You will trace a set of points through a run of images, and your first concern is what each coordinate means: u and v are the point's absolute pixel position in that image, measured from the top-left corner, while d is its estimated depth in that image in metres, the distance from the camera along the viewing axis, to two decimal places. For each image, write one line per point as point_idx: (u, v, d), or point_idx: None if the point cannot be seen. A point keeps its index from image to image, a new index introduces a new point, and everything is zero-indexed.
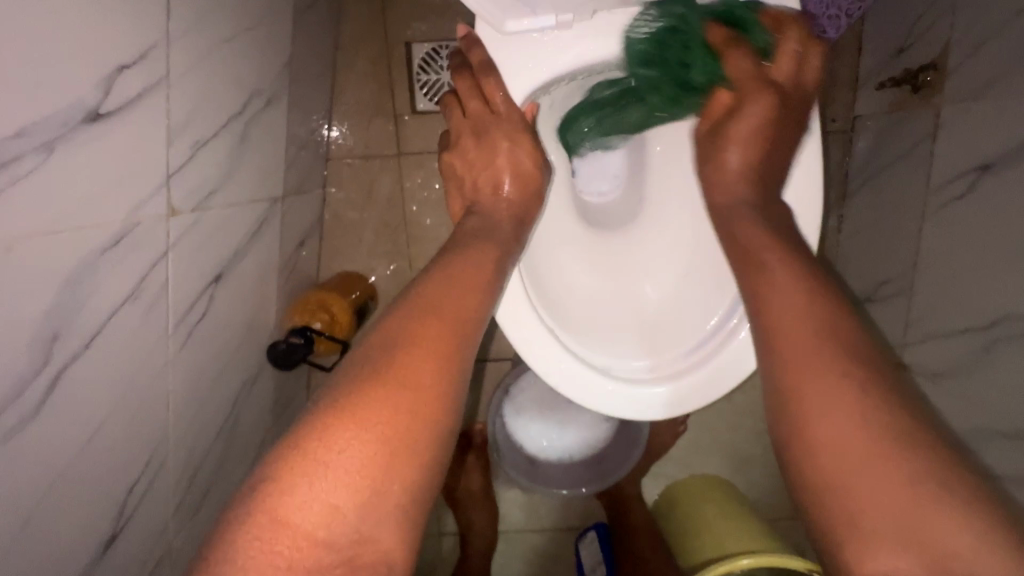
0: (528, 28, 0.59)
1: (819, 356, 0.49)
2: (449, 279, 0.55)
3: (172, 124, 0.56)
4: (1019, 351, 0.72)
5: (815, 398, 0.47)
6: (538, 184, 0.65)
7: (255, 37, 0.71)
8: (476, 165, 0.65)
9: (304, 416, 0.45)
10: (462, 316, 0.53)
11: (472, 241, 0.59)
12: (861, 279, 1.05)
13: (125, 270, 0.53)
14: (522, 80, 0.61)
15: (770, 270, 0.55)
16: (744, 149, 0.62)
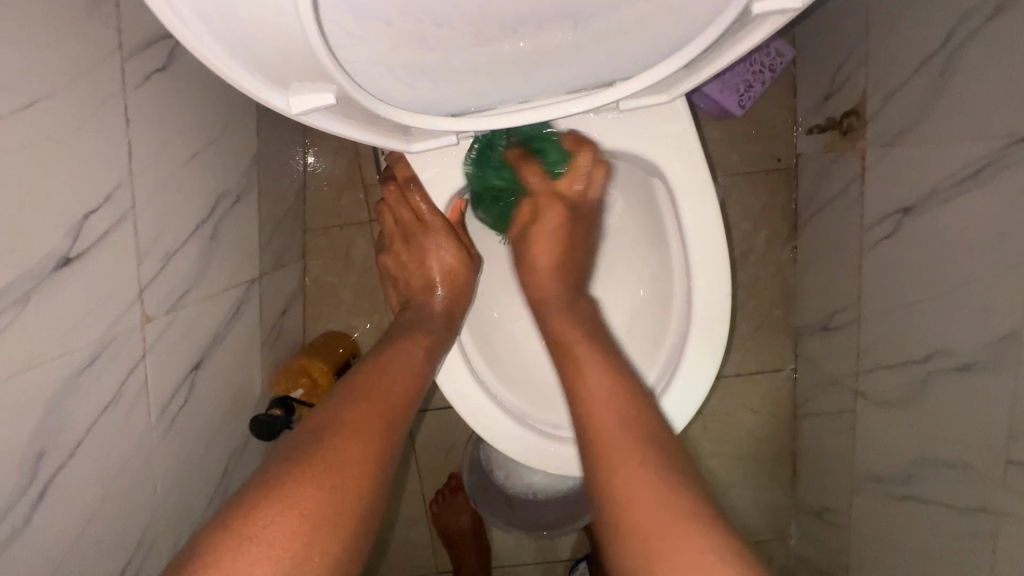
0: (433, 146, 0.59)
1: (619, 432, 0.59)
2: (381, 370, 0.62)
3: (141, 246, 0.64)
4: (955, 385, 0.75)
5: (625, 471, 0.56)
6: (469, 277, 0.72)
7: (220, 147, 0.79)
8: (410, 265, 0.73)
9: (235, 497, 0.49)
10: (390, 401, 0.60)
11: (408, 338, 0.67)
12: (816, 308, 1.09)
13: (105, 381, 0.60)
14: (443, 185, 0.67)
15: (582, 361, 0.65)
16: (547, 247, 0.71)
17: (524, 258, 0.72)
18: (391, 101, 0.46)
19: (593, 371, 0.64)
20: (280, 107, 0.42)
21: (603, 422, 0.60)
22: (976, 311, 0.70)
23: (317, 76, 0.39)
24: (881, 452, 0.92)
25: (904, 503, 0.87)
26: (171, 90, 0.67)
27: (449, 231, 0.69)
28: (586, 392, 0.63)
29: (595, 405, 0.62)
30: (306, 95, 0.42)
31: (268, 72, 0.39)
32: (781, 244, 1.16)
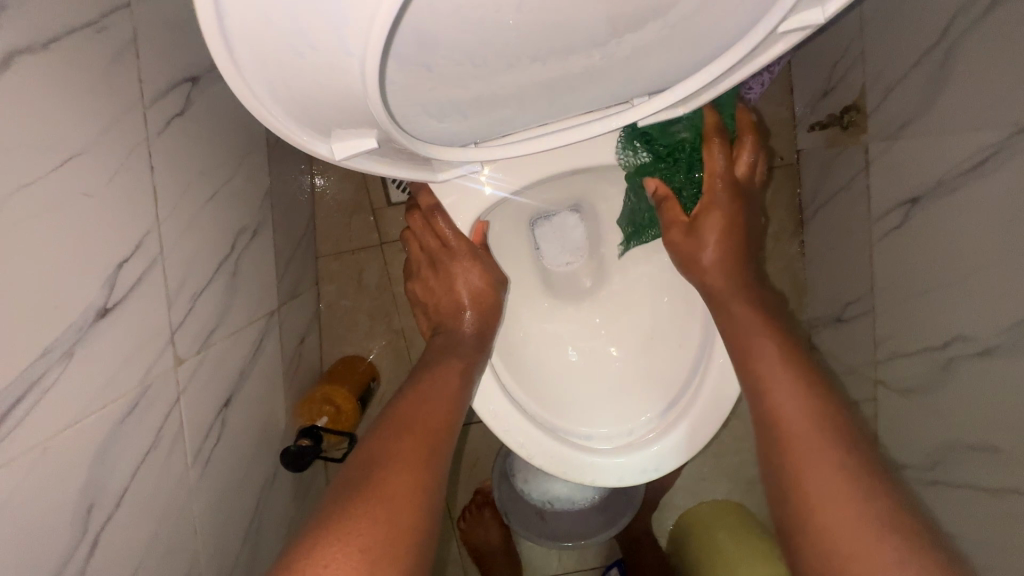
0: (458, 174, 0.60)
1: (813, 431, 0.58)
2: (419, 398, 0.63)
3: (170, 289, 0.64)
4: (975, 370, 0.76)
5: (816, 474, 0.56)
6: (496, 297, 0.73)
7: (237, 183, 0.80)
8: (437, 290, 0.74)
9: (290, 540, 0.49)
10: (432, 431, 0.60)
11: (443, 364, 0.67)
12: (829, 300, 1.11)
13: (145, 426, 0.61)
14: (464, 209, 0.68)
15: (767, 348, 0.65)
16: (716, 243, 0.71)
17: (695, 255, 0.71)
18: (426, 138, 0.47)
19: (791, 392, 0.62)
20: (323, 154, 0.43)
21: (807, 451, 0.57)
22: (992, 297, 0.72)
23: (361, 122, 0.40)
24: (908, 439, 0.93)
25: (934, 488, 0.88)
26: (189, 134, 0.68)
27: (473, 254, 0.70)
28: (771, 381, 0.63)
29: (787, 388, 0.62)
30: (348, 141, 0.43)
31: (315, 123, 0.41)
32: (788, 238, 1.18)
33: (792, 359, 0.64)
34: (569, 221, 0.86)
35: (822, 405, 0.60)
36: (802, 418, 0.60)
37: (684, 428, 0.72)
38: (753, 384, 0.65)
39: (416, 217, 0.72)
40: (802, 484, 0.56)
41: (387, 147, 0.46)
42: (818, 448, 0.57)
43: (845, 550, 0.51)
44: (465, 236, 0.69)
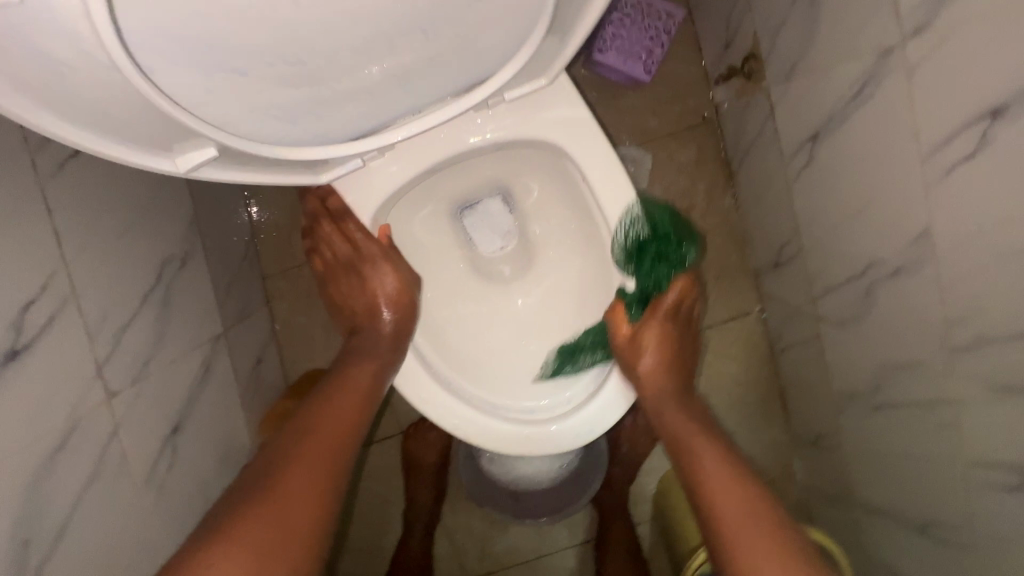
0: (341, 171, 0.65)
1: (728, 480, 0.65)
2: (329, 400, 0.69)
3: (90, 325, 0.66)
4: (892, 291, 0.78)
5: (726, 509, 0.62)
6: (411, 293, 0.77)
7: (153, 215, 0.81)
8: (354, 293, 0.78)
9: (195, 533, 0.53)
10: (337, 433, 0.66)
11: (356, 364, 0.73)
12: (767, 247, 1.13)
13: (80, 459, 0.62)
14: (363, 205, 0.69)
15: (690, 434, 0.72)
16: (655, 355, 0.75)
17: (633, 354, 0.75)
18: (275, 137, 0.51)
19: (728, 496, 0.63)
20: (169, 169, 0.48)
21: (722, 490, 0.64)
22: (891, 217, 0.73)
23: (187, 135, 0.46)
24: (852, 369, 0.96)
25: (880, 411, 0.91)
26: (89, 172, 0.69)
27: (386, 255, 0.75)
28: (692, 448, 0.70)
29: (702, 449, 0.69)
30: (188, 153, 0.48)
31: (147, 142, 0.45)
32: (720, 192, 1.20)
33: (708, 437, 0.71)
34: (492, 208, 0.86)
35: (730, 457, 0.68)
36: (728, 488, 0.64)
37: (609, 388, 0.75)
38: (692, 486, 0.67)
39: (325, 224, 0.75)
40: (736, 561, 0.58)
41: (234, 153, 0.50)
42: (729, 486, 0.64)
43: None
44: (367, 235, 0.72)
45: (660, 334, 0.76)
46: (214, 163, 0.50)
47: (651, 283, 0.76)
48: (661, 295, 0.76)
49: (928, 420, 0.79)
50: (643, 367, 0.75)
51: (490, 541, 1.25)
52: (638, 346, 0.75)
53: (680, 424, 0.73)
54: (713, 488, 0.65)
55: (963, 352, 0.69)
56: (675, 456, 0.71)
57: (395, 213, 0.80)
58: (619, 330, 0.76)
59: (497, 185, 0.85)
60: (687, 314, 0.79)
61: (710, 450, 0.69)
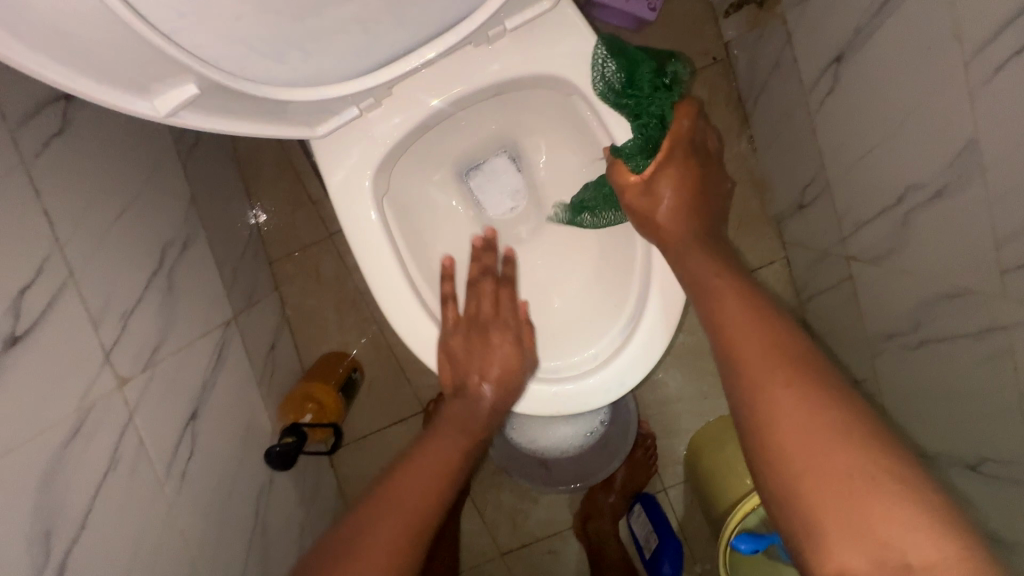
0: (338, 123, 0.63)
1: (764, 341, 0.56)
2: (413, 467, 0.68)
3: (93, 311, 0.64)
4: (930, 216, 0.74)
5: (762, 373, 0.54)
6: (524, 379, 0.73)
7: (148, 197, 0.78)
8: (473, 352, 0.73)
9: None
10: (415, 509, 0.64)
11: (447, 435, 0.72)
12: (789, 188, 1.08)
13: (96, 448, 0.60)
14: (360, 163, 0.66)
15: (716, 288, 0.63)
16: (675, 193, 0.68)
17: (648, 199, 0.68)
18: (261, 78, 0.49)
19: (772, 364, 0.54)
20: (148, 113, 0.46)
21: (753, 355, 0.56)
22: (930, 135, 0.68)
23: (172, 70, 0.44)
24: (887, 307, 0.91)
25: (920, 348, 0.87)
26: (77, 152, 0.66)
27: (517, 338, 0.74)
28: (722, 313, 0.61)
29: (736, 311, 0.60)
30: (168, 94, 0.46)
31: (123, 81, 0.43)
32: (735, 135, 1.16)
33: (744, 297, 0.61)
34: (501, 166, 0.82)
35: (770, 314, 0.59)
36: (768, 357, 0.55)
37: (638, 338, 0.70)
38: (723, 351, 0.59)
39: (488, 283, 0.77)
40: (774, 433, 0.50)
41: (217, 93, 0.48)
42: (763, 348, 0.55)
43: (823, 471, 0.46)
44: (371, 194, 0.67)
45: (675, 170, 0.68)
46: (197, 108, 0.48)
47: (659, 116, 0.68)
48: (674, 125, 0.68)
49: (973, 351, 0.75)
50: (660, 214, 0.68)
51: (522, 514, 1.24)
52: (652, 190, 0.68)
53: (701, 265, 0.65)
54: (744, 350, 0.57)
55: (1013, 274, 0.64)
56: (703, 313, 0.63)
57: (392, 175, 0.73)
58: (627, 186, 0.69)
59: (503, 142, 0.81)
60: (702, 140, 0.72)
61: (744, 312, 0.60)
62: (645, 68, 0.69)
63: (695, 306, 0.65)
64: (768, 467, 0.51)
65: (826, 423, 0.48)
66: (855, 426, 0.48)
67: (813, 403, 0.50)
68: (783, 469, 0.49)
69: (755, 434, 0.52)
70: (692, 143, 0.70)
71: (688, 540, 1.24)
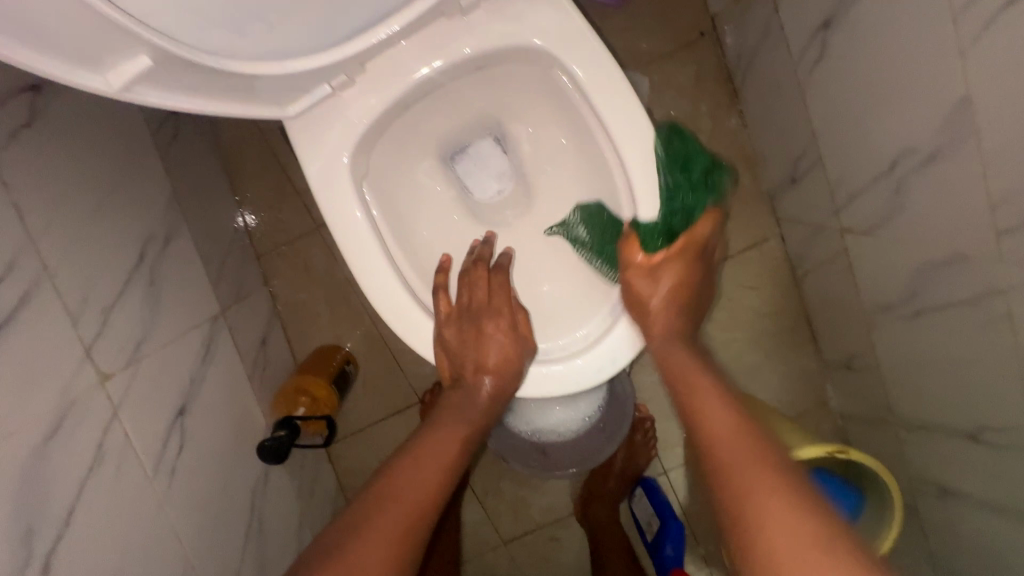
0: (309, 104, 0.62)
1: (739, 433, 0.53)
2: (413, 462, 0.65)
3: (70, 307, 0.62)
4: (924, 182, 0.72)
5: (738, 463, 0.50)
6: (519, 369, 0.72)
7: (126, 190, 0.76)
8: (467, 343, 0.73)
9: None
10: (415, 501, 0.61)
11: (445, 426, 0.70)
12: (781, 162, 1.06)
13: (79, 445, 0.59)
14: (333, 140, 0.64)
15: (699, 382, 0.61)
16: (671, 286, 0.70)
17: (642, 287, 0.70)
18: (212, 48, 0.49)
19: (748, 454, 0.50)
20: (102, 89, 0.45)
21: (730, 445, 0.52)
22: (921, 97, 0.67)
23: (127, 42, 0.44)
24: (884, 279, 0.90)
25: (918, 319, 0.86)
26: (48, 145, 0.64)
27: (512, 329, 0.73)
28: (699, 404, 0.59)
29: (713, 403, 0.58)
30: (121, 68, 0.45)
31: (72, 54, 0.42)
32: (726, 110, 1.14)
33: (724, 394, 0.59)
34: (485, 150, 0.79)
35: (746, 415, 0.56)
36: (743, 446, 0.51)
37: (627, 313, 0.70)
38: (698, 443, 0.56)
39: (479, 272, 0.75)
40: (749, 534, 0.45)
41: (172, 67, 0.47)
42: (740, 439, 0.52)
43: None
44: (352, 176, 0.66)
45: (678, 266, 0.70)
46: (154, 84, 0.48)
47: (688, 208, 0.69)
48: (699, 224, 0.70)
49: (971, 318, 0.74)
50: (654, 304, 0.69)
51: (523, 502, 1.24)
52: (654, 275, 0.70)
53: (682, 359, 0.66)
54: (718, 440, 0.53)
55: (1010, 235, 0.62)
56: (681, 407, 0.61)
57: (371, 154, 0.71)
58: (631, 262, 0.69)
59: (489, 125, 0.79)
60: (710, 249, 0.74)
61: (720, 404, 0.58)
62: (694, 164, 0.71)
63: (675, 397, 0.63)
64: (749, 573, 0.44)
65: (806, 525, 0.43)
66: (832, 530, 0.42)
67: (791, 500, 0.45)
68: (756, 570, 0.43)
69: (727, 524, 0.47)
70: (704, 250, 0.72)
71: (690, 522, 1.24)
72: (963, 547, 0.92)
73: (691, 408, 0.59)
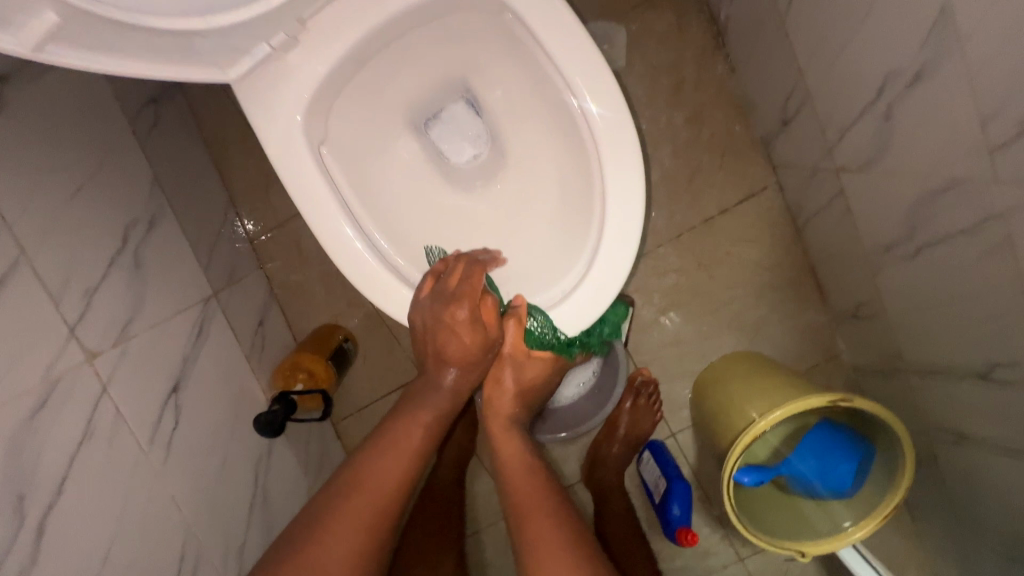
0: (250, 64, 0.62)
1: (549, 513, 0.65)
2: (379, 453, 0.65)
3: (51, 289, 0.64)
4: (912, 105, 0.68)
5: (543, 548, 0.61)
6: (484, 363, 0.72)
7: (105, 176, 0.78)
8: (434, 335, 0.69)
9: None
10: (384, 488, 0.63)
11: (414, 412, 0.70)
12: (772, 104, 1.02)
13: (69, 418, 0.62)
14: (284, 105, 0.65)
15: (519, 466, 0.72)
16: (528, 373, 0.77)
17: (508, 366, 0.75)
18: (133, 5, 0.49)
19: (553, 535, 0.63)
20: (15, 49, 0.44)
21: (541, 530, 0.63)
22: (902, 10, 0.62)
23: None
24: (881, 217, 0.85)
25: (919, 257, 0.81)
26: (24, 133, 0.66)
27: (476, 324, 0.68)
28: (518, 491, 0.69)
29: (532, 489, 0.69)
30: (31, 26, 0.44)
31: None
32: (711, 58, 1.11)
33: (542, 479, 0.71)
34: (460, 113, 0.79)
35: (556, 496, 0.69)
36: (553, 526, 0.64)
37: (603, 252, 0.66)
38: (518, 524, 0.66)
39: (461, 266, 0.71)
40: None
41: (90, 25, 0.47)
42: (550, 523, 0.64)
43: None
44: (306, 141, 0.66)
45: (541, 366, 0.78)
46: (67, 42, 0.47)
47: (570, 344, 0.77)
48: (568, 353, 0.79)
49: (968, 248, 0.70)
50: (509, 384, 0.77)
51: None
52: (524, 359, 0.75)
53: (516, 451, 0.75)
54: (533, 520, 0.65)
55: (1001, 152, 0.58)
56: (504, 489, 0.71)
57: (331, 121, 0.71)
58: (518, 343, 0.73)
59: (457, 88, 0.78)
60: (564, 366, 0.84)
61: (536, 486, 0.69)
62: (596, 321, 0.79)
63: (501, 480, 0.72)
64: None
65: None
66: None
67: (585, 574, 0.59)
68: None
69: None
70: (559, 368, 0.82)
71: (701, 484, 1.22)
72: (982, 496, 0.87)
73: (535, 511, 0.66)
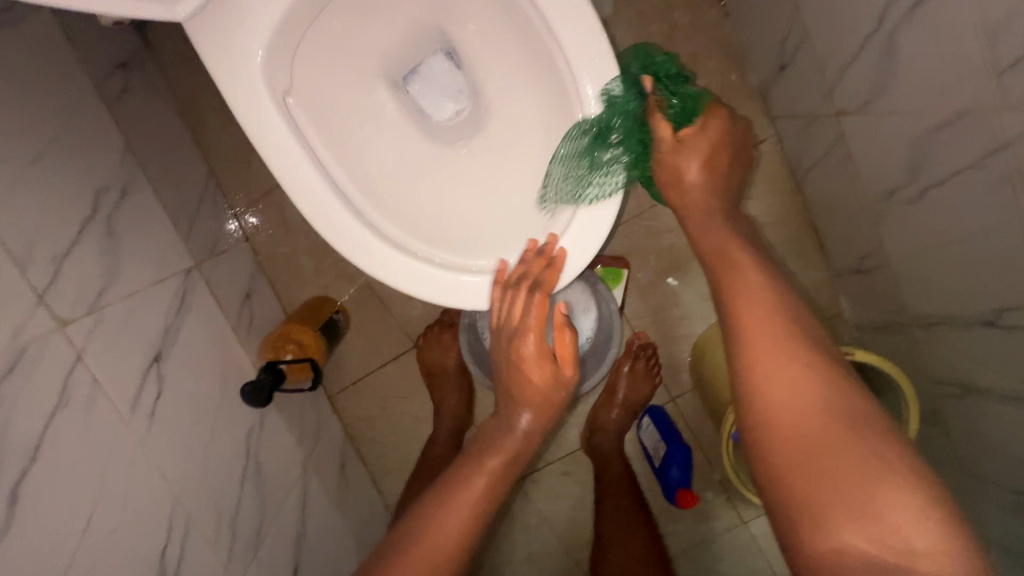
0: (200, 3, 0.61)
1: (769, 319, 0.53)
2: (443, 503, 0.64)
3: (17, 255, 0.62)
4: (912, 30, 0.64)
5: (764, 367, 0.50)
6: (556, 402, 0.72)
7: (72, 140, 0.75)
8: (506, 367, 0.72)
9: None
10: (445, 544, 0.61)
11: (480, 456, 0.69)
12: (769, 48, 0.97)
13: (41, 384, 0.61)
14: (241, 50, 0.63)
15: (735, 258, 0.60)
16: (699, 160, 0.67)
17: (677, 166, 0.68)
18: None
19: (779, 356, 0.50)
20: None
21: (760, 338, 0.52)
22: None
23: None
24: (883, 159, 0.81)
25: (923, 199, 0.77)
26: None
27: (547, 357, 0.70)
28: (732, 290, 0.57)
29: (748, 291, 0.56)
30: None
31: None
32: (705, 3, 1.07)
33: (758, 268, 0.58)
34: (437, 66, 0.74)
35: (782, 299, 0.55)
36: (774, 338, 0.51)
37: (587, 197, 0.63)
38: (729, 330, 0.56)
39: (522, 291, 0.67)
40: (772, 433, 0.48)
41: None
42: (772, 334, 0.52)
43: (834, 479, 0.43)
44: (270, 89, 0.65)
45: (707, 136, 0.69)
46: None
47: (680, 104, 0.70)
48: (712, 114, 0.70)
49: (971, 183, 0.66)
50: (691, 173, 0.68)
51: None
52: (682, 151, 0.67)
53: (722, 239, 0.63)
54: (754, 335, 0.53)
55: (1010, 72, 0.54)
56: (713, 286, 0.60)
57: (298, 69, 0.68)
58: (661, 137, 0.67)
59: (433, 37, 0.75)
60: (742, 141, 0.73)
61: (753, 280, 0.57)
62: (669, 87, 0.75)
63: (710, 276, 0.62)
64: (776, 489, 0.46)
65: (835, 419, 0.46)
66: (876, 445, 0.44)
67: (823, 393, 0.47)
68: (777, 486, 0.46)
69: (752, 438, 0.50)
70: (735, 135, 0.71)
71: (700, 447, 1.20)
72: (988, 445, 0.84)
73: (750, 303, 0.55)
